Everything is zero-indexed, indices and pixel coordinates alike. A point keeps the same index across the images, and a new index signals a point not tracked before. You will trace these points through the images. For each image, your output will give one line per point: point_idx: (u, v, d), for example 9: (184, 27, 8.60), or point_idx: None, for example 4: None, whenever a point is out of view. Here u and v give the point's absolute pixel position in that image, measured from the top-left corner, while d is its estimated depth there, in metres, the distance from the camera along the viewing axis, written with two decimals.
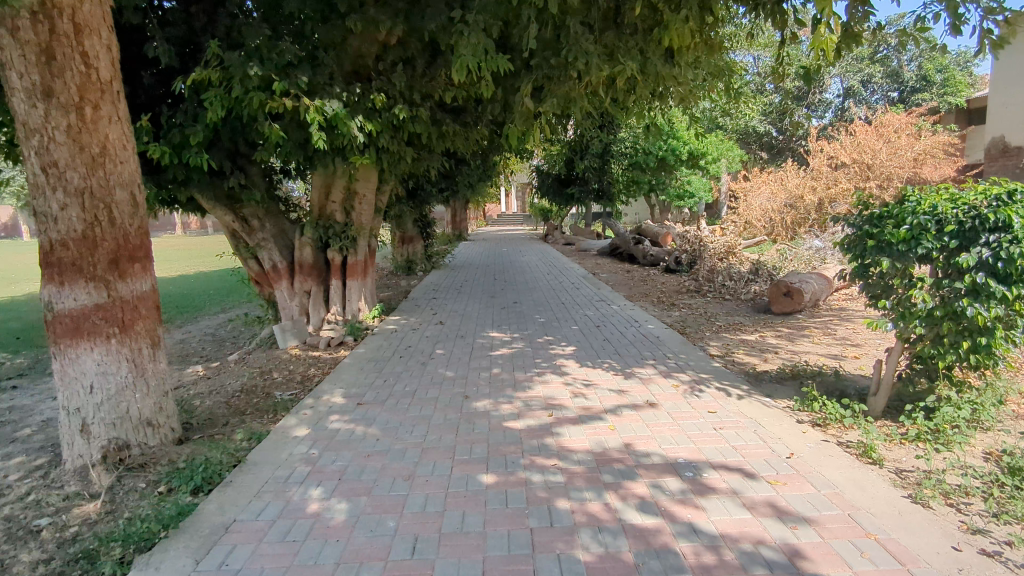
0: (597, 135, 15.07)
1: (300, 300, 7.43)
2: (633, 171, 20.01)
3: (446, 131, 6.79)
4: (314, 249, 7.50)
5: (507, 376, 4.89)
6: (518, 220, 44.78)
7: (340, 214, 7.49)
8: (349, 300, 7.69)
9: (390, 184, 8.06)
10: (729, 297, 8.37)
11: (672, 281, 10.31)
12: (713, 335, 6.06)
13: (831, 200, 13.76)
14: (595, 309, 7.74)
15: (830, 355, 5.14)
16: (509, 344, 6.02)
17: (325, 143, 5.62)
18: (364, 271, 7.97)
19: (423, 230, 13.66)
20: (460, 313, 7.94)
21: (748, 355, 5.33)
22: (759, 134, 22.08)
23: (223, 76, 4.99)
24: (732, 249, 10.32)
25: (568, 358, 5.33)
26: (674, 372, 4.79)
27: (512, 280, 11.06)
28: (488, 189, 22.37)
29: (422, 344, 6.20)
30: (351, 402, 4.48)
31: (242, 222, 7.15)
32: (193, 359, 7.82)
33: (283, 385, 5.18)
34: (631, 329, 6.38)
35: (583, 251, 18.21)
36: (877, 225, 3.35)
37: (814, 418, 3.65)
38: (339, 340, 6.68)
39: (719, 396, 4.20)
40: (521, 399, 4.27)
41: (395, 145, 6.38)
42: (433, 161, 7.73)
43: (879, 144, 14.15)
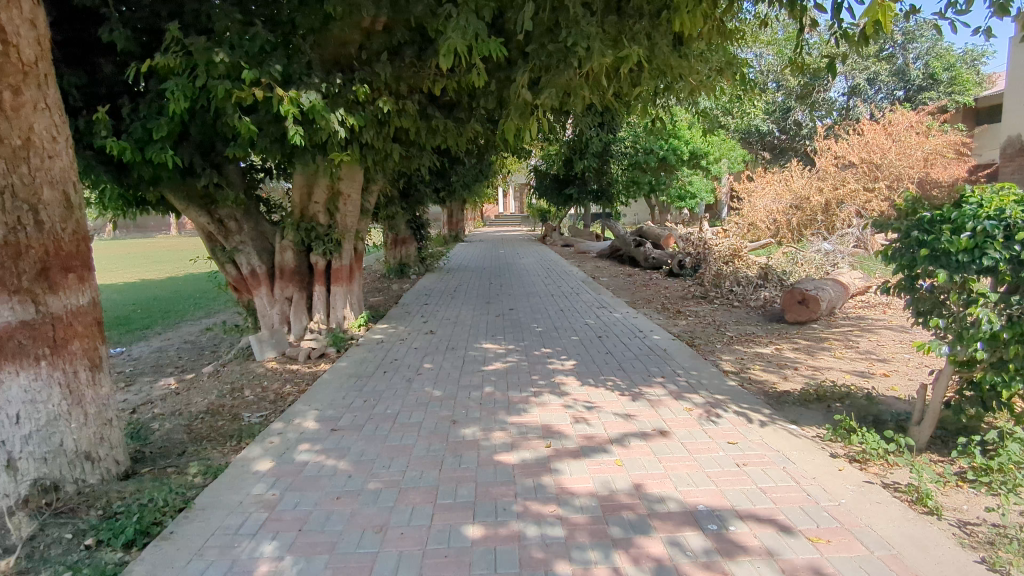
0: (596, 133, 14.60)
1: (281, 307, 6.96)
2: (633, 171, 19.55)
3: (436, 126, 6.31)
4: (296, 253, 7.01)
5: (501, 397, 4.42)
6: (515, 220, 44.47)
7: (324, 216, 7.00)
8: (334, 307, 7.20)
9: (377, 183, 7.58)
10: (737, 304, 7.90)
11: (676, 285, 9.84)
12: (724, 348, 5.59)
13: (838, 201, 13.31)
14: (595, 317, 7.27)
15: (856, 373, 4.66)
16: (503, 357, 5.55)
17: (302, 138, 5.14)
18: (350, 276, 7.48)
19: (417, 232, 13.18)
20: (453, 321, 7.46)
21: (765, 371, 4.86)
22: (761, 134, 21.62)
23: (187, 63, 4.51)
24: (737, 252, 9.90)
25: (567, 375, 4.86)
26: (685, 392, 4.32)
27: (508, 284, 10.59)
28: (485, 190, 21.93)
29: (410, 357, 5.72)
30: (324, 427, 4.00)
31: (217, 224, 6.68)
32: (167, 370, 7.33)
33: (254, 404, 4.71)
34: (635, 341, 5.90)
35: (583, 253, 17.74)
36: (929, 230, 2.88)
37: (850, 453, 3.18)
38: (320, 352, 6.20)
39: (738, 422, 3.73)
40: (515, 426, 3.80)
41: (380, 141, 5.91)
42: (424, 159, 7.26)
43: (888, 143, 13.74)
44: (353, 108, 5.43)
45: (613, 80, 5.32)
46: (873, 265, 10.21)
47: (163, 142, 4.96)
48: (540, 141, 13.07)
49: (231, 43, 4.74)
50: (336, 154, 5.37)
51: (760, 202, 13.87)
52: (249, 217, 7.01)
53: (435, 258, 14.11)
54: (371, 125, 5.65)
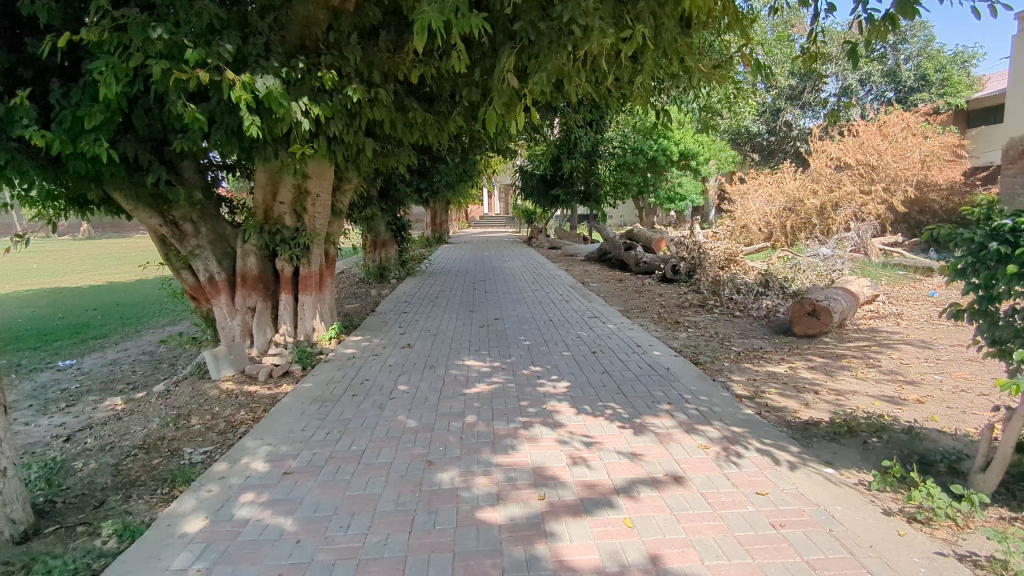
0: (584, 132, 14.08)
1: (242, 318, 6.31)
2: (622, 173, 19.07)
3: (414, 119, 5.71)
4: (259, 258, 6.35)
5: (485, 429, 3.82)
6: (500, 220, 44.02)
7: (291, 217, 6.34)
8: (302, 318, 6.55)
9: (351, 181, 6.94)
10: (738, 314, 7.38)
11: (671, 292, 9.32)
12: (733, 366, 5.03)
13: (834, 204, 12.89)
14: (588, 329, 6.71)
15: (887, 399, 4.11)
16: (488, 378, 4.95)
17: (258, 129, 4.52)
18: (320, 284, 6.82)
19: (397, 234, 12.54)
20: (433, 333, 6.85)
21: (783, 397, 4.30)
22: (750, 135, 21.27)
23: (120, 41, 3.88)
24: (733, 256, 9.54)
25: (560, 401, 4.27)
26: (697, 423, 3.76)
27: (494, 290, 10.01)
28: (468, 190, 21.32)
29: (384, 376, 5.10)
30: (276, 470, 3.38)
31: (171, 226, 6.03)
32: (116, 387, 6.62)
33: (199, 436, 4.07)
34: (633, 357, 5.34)
35: (570, 256, 17.20)
36: (1013, 241, 2.36)
37: (906, 509, 2.64)
38: (283, 370, 5.55)
39: (764, 463, 3.18)
40: (501, 469, 3.21)
41: (351, 135, 5.30)
42: (402, 157, 6.65)
43: (884, 145, 13.31)
44: (318, 97, 4.82)
45: (611, 66, 4.78)
46: (875, 270, 9.77)
47: (97, 132, 4.32)
48: (526, 139, 12.50)
49: (175, 19, 4.12)
50: (297, 148, 4.75)
51: (754, 204, 13.47)
52: (208, 218, 6.35)
53: (417, 262, 13.47)
54: (340, 115, 5.04)
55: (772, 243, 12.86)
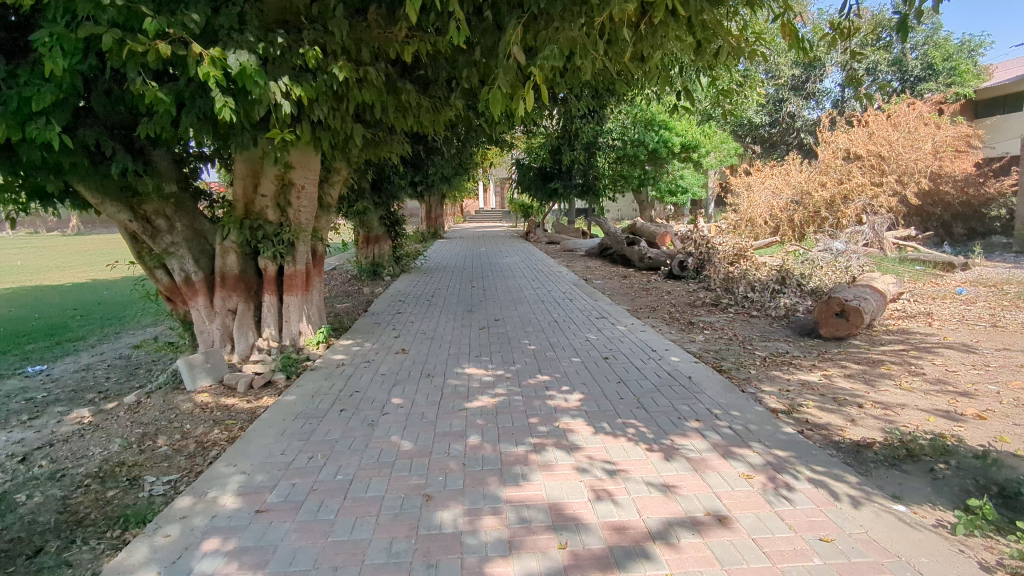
0: (584, 123, 13.56)
1: (222, 322, 5.80)
2: (621, 165, 18.57)
3: (407, 103, 5.20)
4: (240, 257, 5.84)
5: (491, 453, 3.34)
6: (496, 216, 43.53)
7: (274, 212, 5.82)
8: (288, 321, 6.05)
9: (340, 172, 6.43)
10: (755, 314, 6.91)
11: (680, 289, 8.86)
12: (761, 375, 4.56)
13: (843, 196, 12.44)
14: (597, 331, 6.25)
15: (942, 415, 3.66)
16: (491, 389, 4.46)
17: (232, 112, 4.01)
18: (307, 284, 6.31)
19: (391, 229, 12.00)
20: (429, 336, 6.36)
21: (823, 411, 3.83)
22: (752, 127, 20.79)
23: (67, 7, 3.35)
24: (744, 251, 9.13)
25: (574, 418, 3.79)
26: (734, 445, 3.30)
27: (493, 288, 9.53)
28: (463, 184, 20.77)
29: (376, 388, 4.62)
30: (247, 507, 2.89)
31: (142, 222, 5.51)
32: (86, 396, 6.10)
33: (165, 462, 3.57)
34: (650, 365, 4.86)
35: (569, 251, 16.71)
36: None
37: (1007, 564, 2.19)
38: (265, 380, 5.05)
39: (820, 497, 2.72)
40: (512, 507, 2.73)
41: (339, 121, 4.78)
42: (395, 147, 6.14)
43: (895, 135, 12.85)
44: (300, 77, 4.31)
45: (628, 40, 4.29)
46: (892, 266, 9.32)
47: (48, 115, 3.78)
48: (523, 130, 11.99)
49: None
50: (277, 134, 4.24)
51: (759, 196, 12.98)
52: (183, 213, 5.83)
53: (411, 258, 12.95)
54: (324, 97, 4.53)
55: (780, 237, 12.44)
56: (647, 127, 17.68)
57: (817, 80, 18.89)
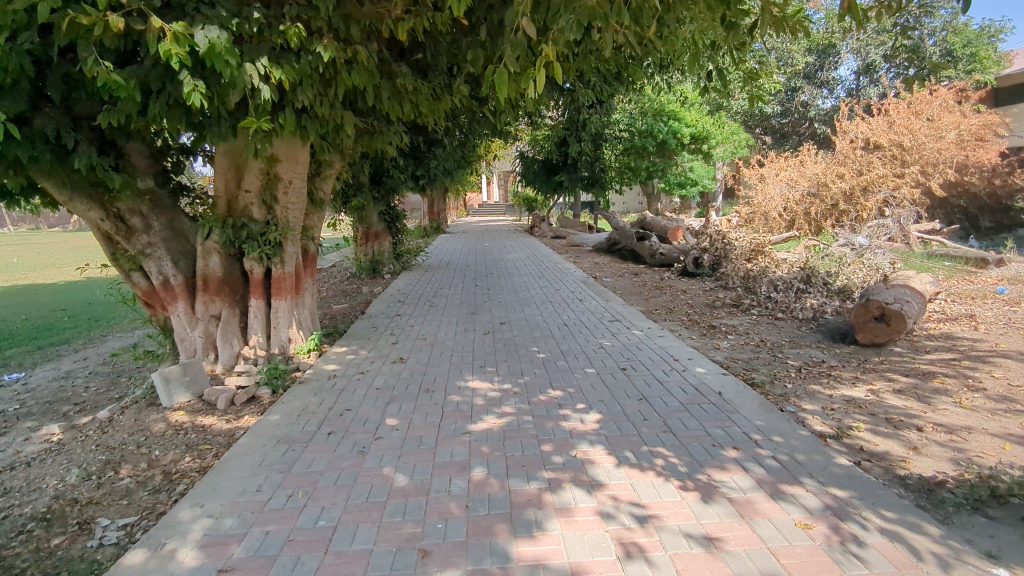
0: (591, 115, 13.07)
1: (204, 329, 5.35)
2: (629, 157, 18.04)
3: (403, 88, 4.72)
4: (224, 257, 5.37)
5: (499, 491, 2.87)
6: (501, 210, 43.15)
7: (259, 209, 5.33)
8: (276, 328, 5.59)
9: (333, 164, 5.96)
10: (780, 316, 6.40)
11: (696, 288, 8.40)
12: (799, 389, 4.06)
13: (864, 187, 11.91)
14: (611, 336, 5.78)
15: (1018, 441, 3.18)
16: (498, 408, 3.99)
17: (202, 98, 3.54)
18: (297, 286, 5.83)
19: (391, 225, 11.52)
20: (429, 342, 5.89)
21: (878, 435, 3.35)
22: (763, 117, 20.30)
23: None
24: (761, 248, 8.74)
25: (593, 445, 3.31)
26: (782, 481, 2.82)
27: (498, 287, 9.08)
28: (466, 178, 20.28)
29: (371, 406, 4.14)
30: (210, 564, 2.43)
31: (115, 221, 5.04)
32: (60, 410, 5.65)
33: (125, 499, 3.11)
34: (674, 378, 4.38)
35: (576, 246, 16.22)
36: None
37: None
38: (249, 395, 4.58)
39: (901, 557, 2.23)
40: (525, 570, 2.26)
41: (327, 109, 4.31)
42: (392, 138, 5.65)
43: (917, 124, 12.26)
44: (281, 59, 3.85)
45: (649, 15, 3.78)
46: (921, 262, 8.79)
47: None
48: (528, 121, 11.47)
49: None
50: (255, 122, 3.77)
51: (774, 189, 12.46)
52: (161, 211, 5.36)
53: (412, 254, 12.46)
54: (309, 81, 4.06)
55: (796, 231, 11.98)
56: (656, 117, 17.15)
57: (831, 68, 18.28)
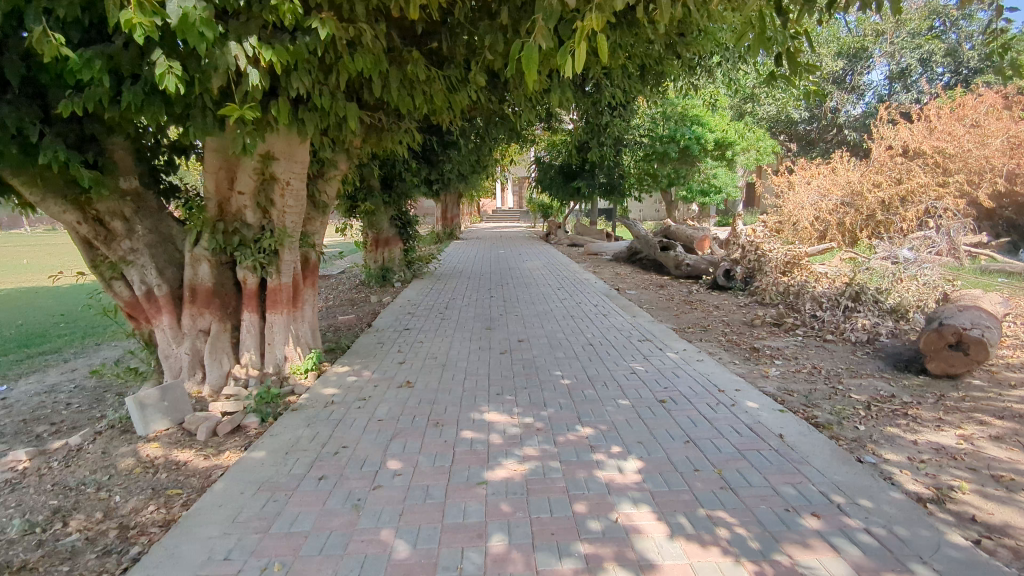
0: (613, 121, 12.52)
1: (192, 345, 4.83)
2: (649, 163, 17.46)
3: (414, 77, 4.17)
4: (215, 266, 4.84)
5: (523, 572, 2.27)
6: (515, 216, 42.74)
7: (254, 212, 4.79)
8: (271, 345, 5.03)
9: (338, 164, 5.43)
10: (830, 338, 5.76)
11: (729, 302, 7.81)
12: (874, 434, 3.44)
13: (903, 197, 11.26)
14: (643, 359, 5.18)
15: None
16: (519, 449, 3.40)
17: (176, 81, 3.00)
18: (296, 299, 5.27)
19: (402, 231, 10.96)
20: (440, 362, 5.31)
21: (990, 501, 2.72)
22: (789, 123, 19.69)
23: None
24: (797, 260, 8.23)
25: (638, 506, 2.71)
26: (888, 569, 2.20)
27: (515, 299, 8.53)
28: (481, 183, 19.77)
29: (371, 444, 3.57)
30: None
31: (94, 224, 4.54)
32: (33, 431, 5.12)
33: (67, 562, 2.55)
34: (723, 415, 3.76)
35: (594, 255, 15.61)
36: None
37: None
38: (235, 425, 4.02)
39: None
40: None
41: (327, 99, 3.77)
42: (403, 136, 5.12)
43: (961, 130, 11.51)
44: (273, 39, 3.32)
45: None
46: (975, 278, 8.11)
47: None
48: (546, 123, 10.93)
49: None
50: (241, 112, 3.24)
51: (806, 198, 11.75)
52: (146, 214, 4.84)
53: (424, 262, 11.91)
54: (305, 65, 3.53)
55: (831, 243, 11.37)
56: (679, 122, 16.56)
57: (861, 73, 17.63)
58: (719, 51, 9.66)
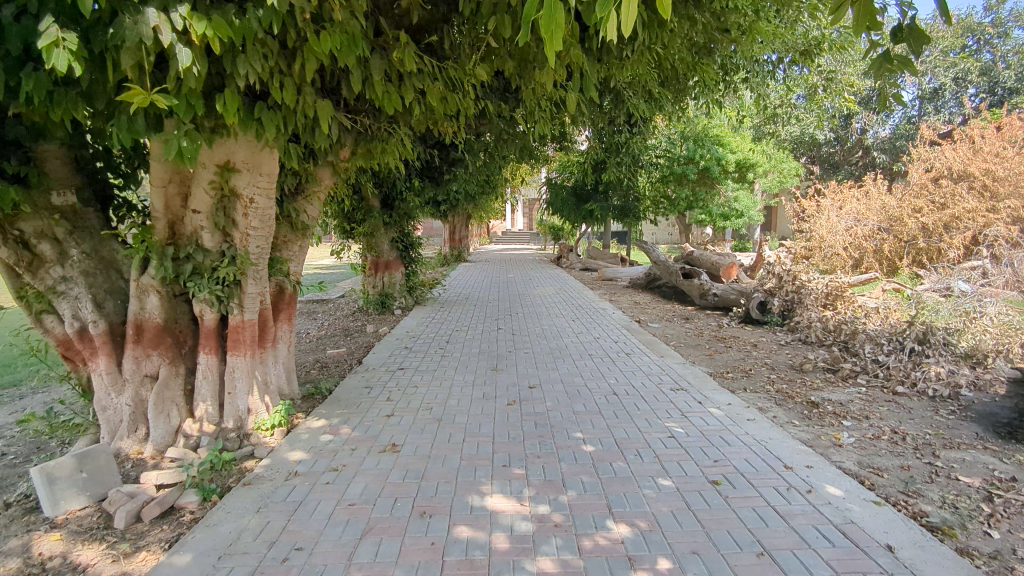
0: (631, 143, 11.79)
1: (134, 394, 3.98)
2: (665, 185, 16.70)
3: (405, 69, 3.34)
4: (166, 298, 4.01)
5: None
6: (525, 238, 42.02)
7: (212, 235, 3.97)
8: (231, 394, 4.16)
9: (320, 181, 4.64)
10: (901, 389, 4.83)
11: (768, 340, 6.95)
12: (1019, 547, 2.52)
13: (945, 225, 10.35)
14: (679, 415, 4.27)
15: None
16: (533, 560, 2.50)
17: (68, 58, 2.20)
18: (263, 337, 4.41)
19: (403, 254, 10.12)
20: (435, 415, 4.43)
21: None
22: (813, 145, 18.92)
23: None
24: (840, 292, 7.38)
25: None
26: None
27: (525, 332, 7.68)
28: (490, 205, 19.06)
29: (333, 547, 2.67)
30: None
31: (16, 248, 3.72)
32: None
33: None
34: (802, 510, 2.84)
35: (609, 281, 14.75)
36: None
37: None
38: (168, 506, 3.15)
39: None
40: None
41: (290, 93, 2.96)
42: (396, 146, 4.32)
43: (1011, 151, 10.57)
44: (212, 10, 2.52)
45: None
46: None
47: None
48: (559, 141, 10.20)
49: None
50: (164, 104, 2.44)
51: (840, 223, 10.57)
52: (85, 235, 4.03)
53: (427, 287, 11.05)
54: (256, 45, 2.72)
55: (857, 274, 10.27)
56: (697, 142, 15.83)
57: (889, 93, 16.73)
58: (748, 66, 8.92)
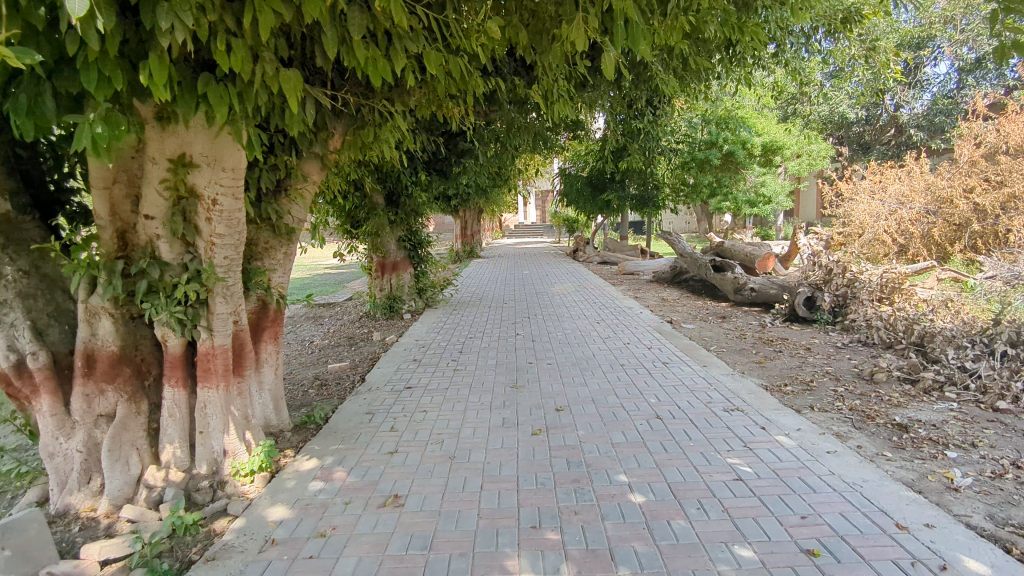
0: (652, 129, 10.96)
1: (87, 438, 3.30)
2: (686, 172, 15.83)
3: (394, 27, 2.60)
4: (120, 322, 3.32)
5: None
6: (539, 230, 41.19)
7: (171, 245, 3.28)
8: (203, 434, 3.48)
9: (304, 178, 3.92)
10: (1002, 406, 4.02)
11: (821, 341, 6.15)
12: None
13: (1003, 204, 9.38)
14: (740, 447, 3.53)
15: None
16: None
17: None
18: (238, 364, 3.76)
19: (411, 254, 9.43)
20: (448, 451, 3.72)
21: None
22: (843, 123, 17.87)
23: None
24: (898, 284, 6.56)
25: None
26: None
27: (546, 338, 6.95)
28: (502, 198, 18.31)
29: None
30: None
31: None
32: None
33: None
34: None
35: (630, 274, 13.96)
36: None
37: None
38: None
39: None
40: None
41: (241, 59, 2.23)
42: (391, 133, 3.60)
43: None
44: None
45: None
46: None
47: None
48: (575, 127, 9.40)
49: None
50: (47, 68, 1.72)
51: (882, 206, 10.29)
52: (23, 250, 3.36)
53: (439, 288, 10.36)
54: None
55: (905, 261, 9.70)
56: (720, 125, 14.93)
57: (925, 65, 15.65)
58: (782, 38, 8.05)
